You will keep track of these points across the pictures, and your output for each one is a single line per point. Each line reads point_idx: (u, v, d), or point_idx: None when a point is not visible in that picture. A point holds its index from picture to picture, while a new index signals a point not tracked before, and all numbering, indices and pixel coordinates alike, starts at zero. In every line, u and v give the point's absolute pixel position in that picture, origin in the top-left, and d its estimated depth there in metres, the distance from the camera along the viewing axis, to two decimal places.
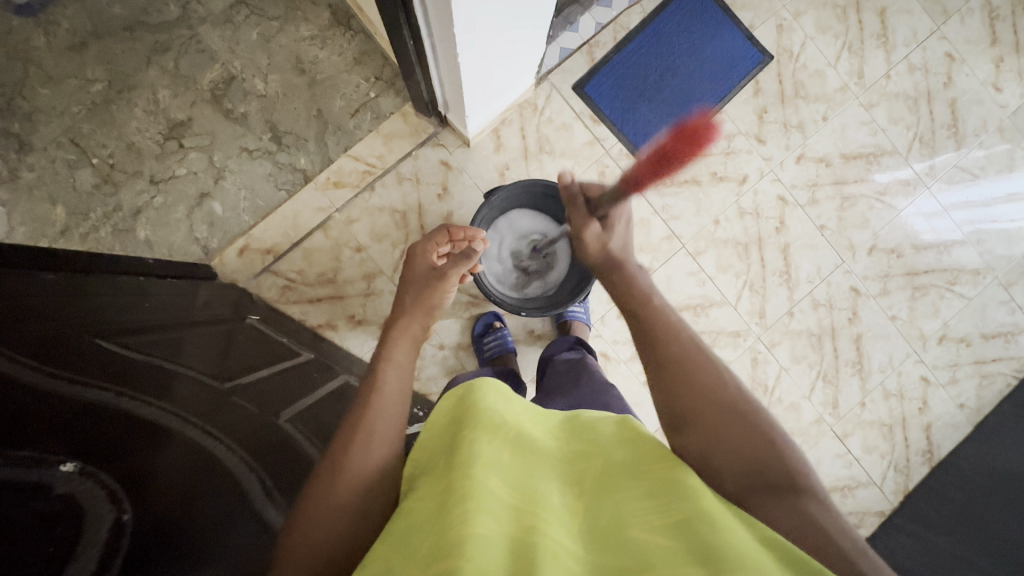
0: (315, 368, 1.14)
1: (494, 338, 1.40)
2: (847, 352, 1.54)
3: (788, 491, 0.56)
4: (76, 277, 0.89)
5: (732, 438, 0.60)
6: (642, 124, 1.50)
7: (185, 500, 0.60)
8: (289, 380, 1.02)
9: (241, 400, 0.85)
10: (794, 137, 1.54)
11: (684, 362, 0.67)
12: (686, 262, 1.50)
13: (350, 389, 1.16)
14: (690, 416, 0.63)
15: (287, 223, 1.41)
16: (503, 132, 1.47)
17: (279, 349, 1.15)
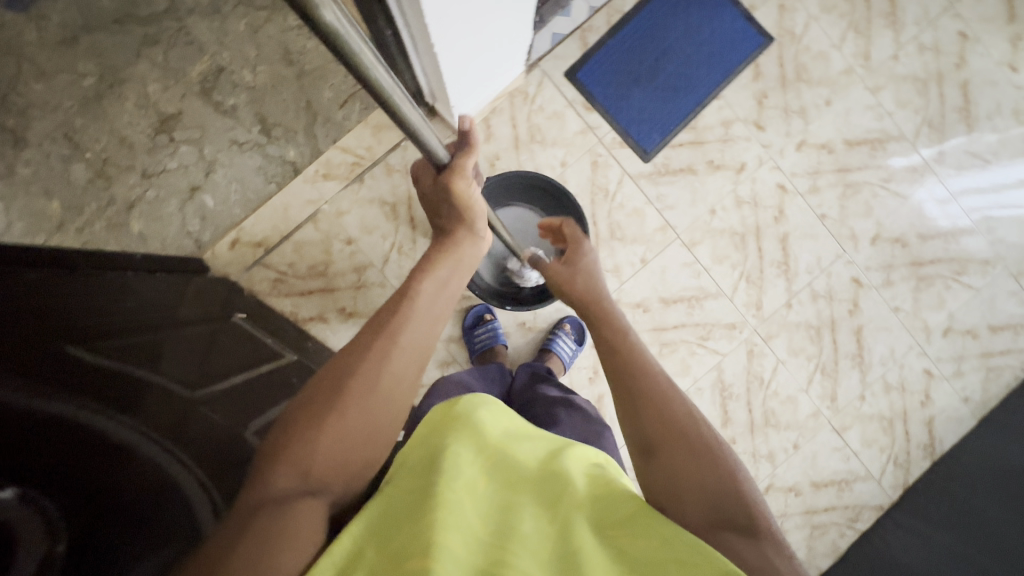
0: (295, 373, 1.19)
1: (485, 330, 1.40)
2: (847, 344, 1.50)
3: (747, 532, 0.56)
4: (60, 272, 0.91)
5: (694, 475, 0.60)
6: (636, 111, 1.46)
7: (128, 526, 0.65)
8: (261, 388, 1.06)
9: (208, 411, 0.89)
10: (795, 123, 1.49)
11: (642, 385, 0.70)
12: (680, 253, 1.47)
13: None
14: (654, 447, 0.64)
15: (277, 216, 1.41)
16: (493, 122, 1.45)
17: (263, 349, 1.18)
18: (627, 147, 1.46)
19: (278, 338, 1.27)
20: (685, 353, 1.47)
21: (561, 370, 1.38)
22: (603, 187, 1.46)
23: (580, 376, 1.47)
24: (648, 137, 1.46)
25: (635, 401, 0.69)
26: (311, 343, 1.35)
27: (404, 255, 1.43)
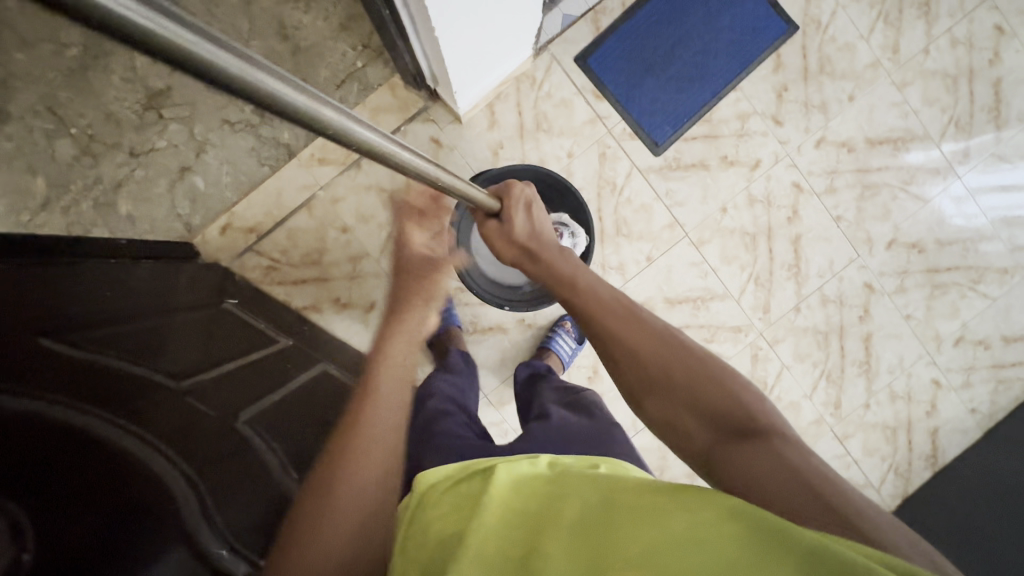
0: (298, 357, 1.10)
1: (441, 315, 1.34)
2: (854, 351, 1.46)
3: (756, 437, 0.62)
4: (22, 267, 0.82)
5: (686, 394, 0.67)
6: (648, 101, 1.39)
7: (119, 518, 0.54)
8: (260, 375, 0.95)
9: (194, 400, 0.76)
10: (815, 118, 1.42)
11: (660, 363, 0.70)
12: (688, 252, 1.41)
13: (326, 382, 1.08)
14: (682, 417, 0.67)
15: (270, 201, 1.36)
16: (498, 108, 1.38)
17: (257, 337, 1.10)
18: (638, 139, 1.39)
19: (272, 325, 1.19)
20: None
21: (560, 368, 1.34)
22: (610, 180, 1.39)
23: (579, 374, 1.44)
24: (660, 129, 1.39)
25: (653, 378, 0.70)
26: (308, 327, 1.29)
27: None
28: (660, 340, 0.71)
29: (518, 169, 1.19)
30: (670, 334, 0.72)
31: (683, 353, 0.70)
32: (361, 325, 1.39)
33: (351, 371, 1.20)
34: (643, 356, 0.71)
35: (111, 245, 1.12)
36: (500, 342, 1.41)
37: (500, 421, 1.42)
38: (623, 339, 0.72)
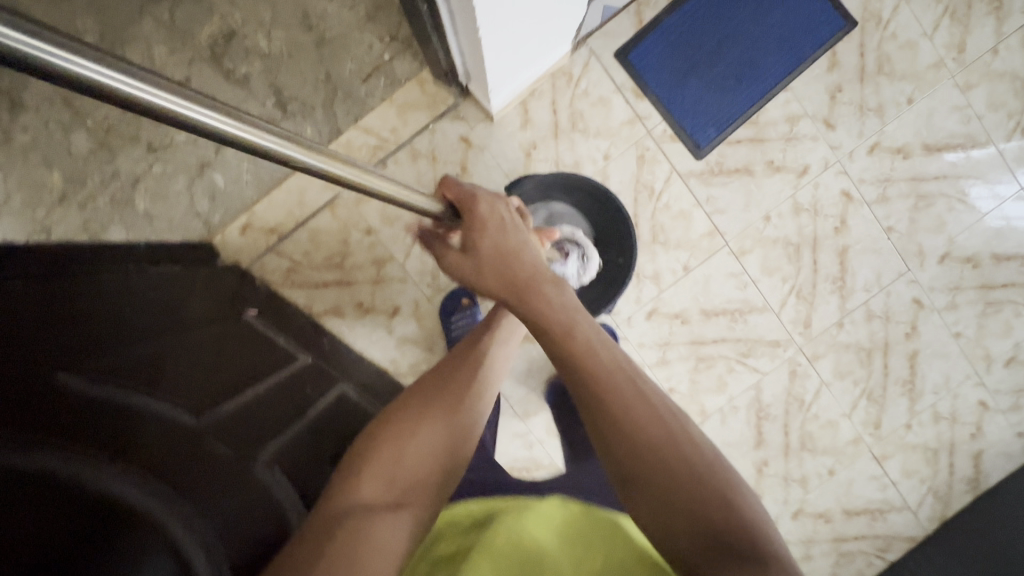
0: (319, 378, 1.08)
1: (462, 317, 1.30)
2: (898, 370, 1.39)
3: (742, 549, 0.59)
4: (35, 288, 0.76)
5: (671, 484, 0.65)
6: (692, 101, 1.30)
7: None
8: (283, 400, 0.90)
9: (215, 440, 0.71)
10: (869, 122, 1.33)
11: (642, 443, 0.68)
12: (727, 262, 1.34)
13: (347, 404, 1.04)
14: (663, 515, 0.64)
15: (291, 200, 1.30)
16: (531, 106, 1.30)
17: (279, 352, 1.07)
18: (679, 142, 1.31)
19: (291, 338, 1.16)
20: (722, 370, 1.37)
21: None
22: (648, 185, 1.32)
23: None
24: (702, 131, 1.31)
25: (627, 458, 0.69)
26: (327, 342, 1.26)
27: (428, 249, 1.32)
28: (652, 421, 0.69)
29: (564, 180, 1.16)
30: (658, 415, 0.70)
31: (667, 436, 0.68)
32: (384, 331, 1.34)
33: (368, 393, 1.18)
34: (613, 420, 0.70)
35: (126, 252, 1.09)
36: (528, 352, 1.36)
37: (526, 433, 1.37)
38: (604, 413, 0.71)
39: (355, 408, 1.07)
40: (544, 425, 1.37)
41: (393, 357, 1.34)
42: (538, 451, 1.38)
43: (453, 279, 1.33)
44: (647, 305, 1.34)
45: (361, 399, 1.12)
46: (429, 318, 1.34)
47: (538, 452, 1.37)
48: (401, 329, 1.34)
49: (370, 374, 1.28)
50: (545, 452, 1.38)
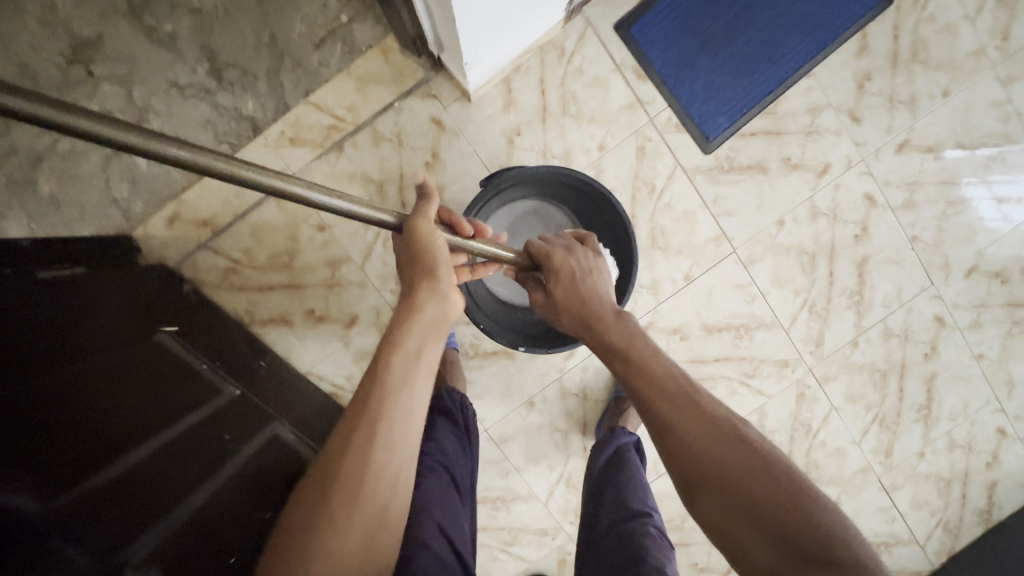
0: (243, 419, 0.91)
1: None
2: (914, 393, 1.26)
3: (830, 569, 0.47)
4: None
5: (737, 488, 0.54)
6: (701, 85, 1.13)
7: None
8: (192, 458, 0.73)
9: (87, 530, 0.53)
10: (899, 117, 1.17)
11: (707, 460, 0.57)
12: (734, 272, 1.18)
13: (275, 453, 0.90)
14: (739, 531, 0.53)
15: (229, 187, 1.10)
16: (516, 85, 1.11)
17: (198, 385, 0.89)
18: (685, 132, 1.14)
19: (216, 363, 0.98)
20: (723, 392, 1.22)
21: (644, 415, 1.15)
22: (648, 181, 1.15)
23: (596, 411, 1.21)
24: (712, 120, 1.13)
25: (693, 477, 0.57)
26: (264, 366, 1.08)
27: (391, 249, 1.13)
28: (711, 431, 0.58)
29: (565, 172, 0.94)
30: (720, 423, 0.59)
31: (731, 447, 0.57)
32: (339, 343, 1.15)
33: (307, 432, 1.01)
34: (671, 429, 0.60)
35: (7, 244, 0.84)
36: (506, 370, 1.19)
37: (502, 460, 1.21)
38: (660, 421, 0.61)
39: (284, 457, 0.91)
40: (522, 451, 1.21)
41: (350, 373, 1.16)
42: (515, 481, 1.22)
43: None
44: (643, 319, 1.18)
45: (293, 443, 0.96)
46: None
47: (514, 481, 1.22)
48: (359, 342, 1.15)
49: (315, 404, 1.10)
50: (523, 481, 1.22)
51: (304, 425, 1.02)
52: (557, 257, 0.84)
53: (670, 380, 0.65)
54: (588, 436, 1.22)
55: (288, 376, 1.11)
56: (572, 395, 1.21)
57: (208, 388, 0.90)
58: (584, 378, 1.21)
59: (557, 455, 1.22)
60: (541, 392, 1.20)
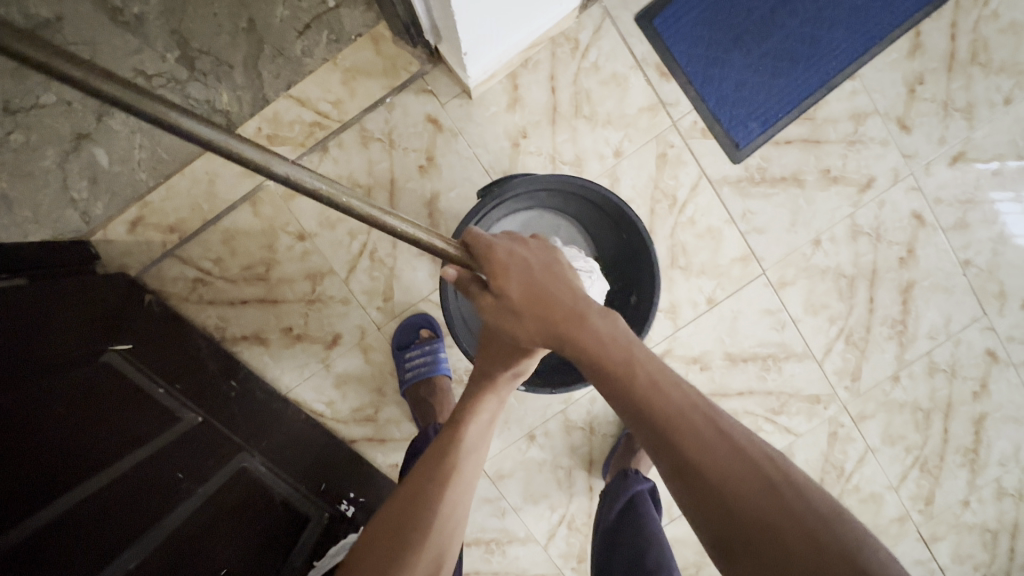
0: (204, 451, 0.78)
1: (420, 354, 0.98)
2: (960, 435, 1.13)
3: None
4: None
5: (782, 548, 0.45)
6: (732, 85, 1.00)
7: None
8: (127, 511, 0.61)
9: None
10: (955, 126, 1.04)
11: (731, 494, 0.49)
12: (763, 296, 1.05)
13: (242, 490, 0.79)
14: None
15: (198, 189, 0.98)
16: (523, 81, 0.99)
17: (148, 413, 0.76)
18: (712, 138, 1.01)
19: (175, 386, 0.84)
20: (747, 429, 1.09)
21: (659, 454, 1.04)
22: (669, 193, 1.02)
23: (604, 446, 1.09)
24: (743, 125, 1.01)
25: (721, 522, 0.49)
26: (234, 387, 0.95)
27: (379, 262, 1.01)
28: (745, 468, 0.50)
29: (583, 184, 0.80)
30: (746, 458, 0.51)
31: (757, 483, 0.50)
32: (320, 365, 1.03)
33: (281, 465, 0.88)
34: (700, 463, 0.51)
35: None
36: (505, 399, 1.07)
37: (497, 498, 1.09)
38: (685, 463, 0.51)
39: (251, 496, 0.79)
40: (520, 490, 1.09)
41: (331, 399, 1.04)
42: (512, 522, 1.09)
43: (411, 303, 1.03)
44: (660, 346, 1.06)
45: (264, 477, 0.84)
46: (378, 352, 1.03)
47: (511, 522, 1.09)
48: (342, 364, 1.04)
49: (291, 430, 0.97)
50: (520, 522, 1.09)
51: (278, 455, 0.89)
52: (499, 252, 0.61)
53: (688, 410, 0.54)
54: (594, 474, 1.09)
55: (263, 399, 0.98)
56: (578, 429, 1.08)
57: (162, 417, 0.77)
58: (591, 410, 1.08)
59: (559, 494, 1.09)
60: (543, 424, 1.08)
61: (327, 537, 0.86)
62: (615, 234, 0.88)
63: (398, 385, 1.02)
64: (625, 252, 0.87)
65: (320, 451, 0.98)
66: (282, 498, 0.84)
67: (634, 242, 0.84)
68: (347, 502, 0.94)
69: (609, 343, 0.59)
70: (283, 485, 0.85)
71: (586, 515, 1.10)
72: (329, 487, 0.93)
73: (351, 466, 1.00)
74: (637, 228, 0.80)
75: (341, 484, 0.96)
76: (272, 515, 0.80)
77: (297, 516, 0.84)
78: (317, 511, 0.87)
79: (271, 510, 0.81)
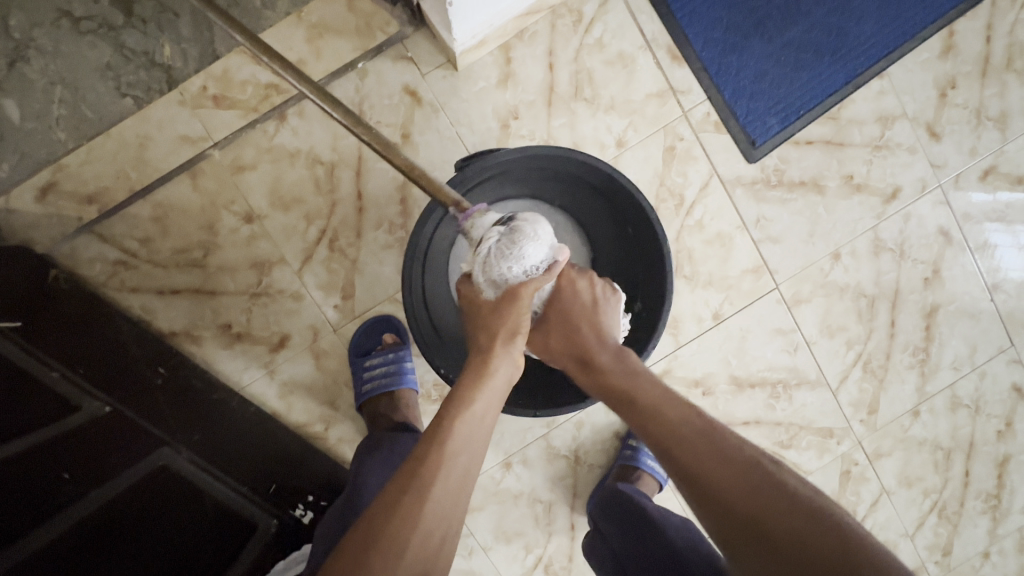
0: (107, 448, 0.61)
1: (382, 362, 0.83)
2: (982, 479, 1.01)
3: None
4: None
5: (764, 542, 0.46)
6: (751, 75, 0.89)
7: None
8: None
9: None
10: (987, 135, 0.94)
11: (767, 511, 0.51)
12: (775, 313, 0.94)
13: (154, 494, 0.62)
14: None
15: (127, 155, 0.83)
16: (517, 55, 0.87)
17: (33, 400, 0.58)
18: (726, 133, 0.90)
19: (76, 371, 0.67)
20: None
21: (654, 492, 0.90)
22: (676, 191, 0.90)
23: (589, 477, 0.95)
24: (761, 120, 0.90)
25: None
26: (162, 375, 0.79)
27: (339, 253, 0.86)
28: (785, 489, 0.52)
29: (589, 161, 0.67)
30: (722, 455, 0.52)
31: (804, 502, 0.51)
32: (261, 372, 0.86)
33: (218, 460, 0.74)
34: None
35: None
36: None
37: (464, 535, 0.93)
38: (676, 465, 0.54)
39: (172, 499, 0.64)
40: (491, 526, 0.93)
41: (272, 411, 0.86)
42: (480, 564, 0.94)
43: (374, 303, 0.87)
44: (658, 364, 0.93)
45: (192, 477, 0.69)
46: (333, 358, 0.87)
47: (478, 564, 0.94)
48: (288, 371, 0.87)
49: (234, 422, 0.81)
50: (489, 564, 0.94)
51: (218, 453, 0.75)
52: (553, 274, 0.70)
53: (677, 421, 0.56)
54: (577, 511, 0.94)
55: (199, 388, 0.82)
56: (561, 458, 0.94)
57: (54, 405, 0.60)
58: (578, 437, 0.94)
59: (536, 533, 0.94)
60: (521, 450, 0.93)
61: (270, 549, 0.76)
62: (619, 226, 0.75)
63: (355, 397, 0.86)
64: (629, 246, 0.76)
65: (266, 446, 0.82)
66: (214, 502, 0.70)
67: (639, 231, 0.72)
68: (303, 506, 0.82)
69: (614, 366, 0.64)
70: (217, 487, 0.71)
71: (566, 558, 0.95)
72: (281, 488, 0.80)
73: (310, 457, 0.85)
74: (650, 216, 0.68)
75: (298, 481, 0.82)
76: (192, 528, 0.64)
77: (235, 522, 0.72)
78: (264, 519, 0.76)
79: (198, 516, 0.66)
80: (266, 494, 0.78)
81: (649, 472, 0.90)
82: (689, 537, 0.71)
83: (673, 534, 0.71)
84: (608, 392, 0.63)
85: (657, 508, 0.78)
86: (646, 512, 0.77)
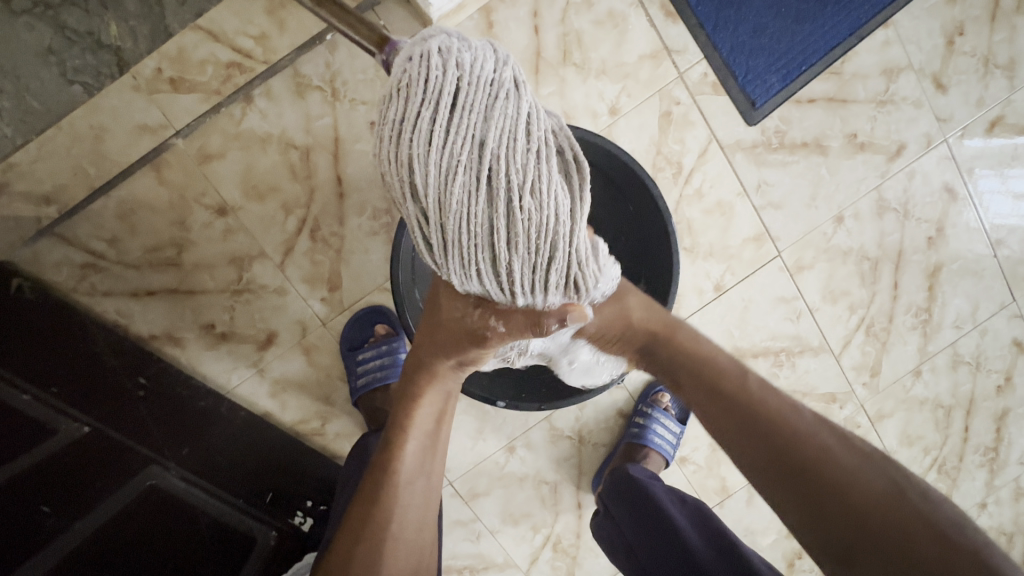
0: (86, 474, 0.58)
1: (375, 355, 0.81)
2: (981, 434, 1.01)
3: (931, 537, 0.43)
4: None
5: (836, 485, 0.47)
6: (749, 30, 0.84)
7: None
8: None
9: None
10: (995, 83, 0.90)
11: (826, 471, 0.48)
12: (777, 282, 0.91)
13: (145, 515, 0.61)
14: (865, 519, 0.45)
15: (82, 148, 0.77)
16: (499, 18, 0.80)
17: (8, 425, 0.53)
18: (724, 95, 0.85)
19: (49, 392, 0.61)
20: None
21: (661, 468, 0.90)
22: (673, 159, 0.86)
23: (595, 456, 0.94)
24: (761, 79, 0.85)
25: (827, 521, 0.47)
26: (143, 386, 0.75)
27: (322, 243, 0.81)
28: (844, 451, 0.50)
29: (586, 137, 0.66)
30: (807, 422, 0.52)
31: (863, 466, 0.48)
32: (251, 371, 0.83)
33: (210, 471, 0.72)
34: (764, 447, 0.52)
35: None
36: (479, 407, 0.90)
37: (471, 520, 0.93)
38: (748, 423, 0.53)
39: (163, 522, 0.62)
40: (498, 509, 0.93)
41: (266, 410, 0.84)
42: (488, 546, 0.93)
43: (363, 294, 0.83)
44: None
45: (182, 495, 0.67)
46: (324, 353, 0.84)
47: (486, 547, 0.93)
48: (278, 369, 0.83)
49: (225, 430, 0.78)
50: (498, 547, 0.94)
51: (209, 464, 0.73)
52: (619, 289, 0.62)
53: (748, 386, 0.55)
54: (583, 489, 0.94)
55: (185, 397, 0.78)
56: (565, 439, 0.93)
57: (29, 429, 0.55)
58: (580, 417, 0.93)
59: (543, 513, 0.94)
60: (524, 434, 0.92)
61: (274, 559, 0.74)
62: (613, 207, 0.73)
63: (349, 391, 0.84)
64: (622, 222, 0.73)
65: (264, 454, 0.79)
66: (209, 519, 0.68)
67: (638, 205, 0.70)
68: (302, 513, 0.80)
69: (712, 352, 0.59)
70: (212, 502, 0.69)
71: (574, 535, 0.95)
72: (277, 497, 0.78)
73: (305, 457, 0.83)
74: (651, 192, 0.66)
75: (294, 488, 0.80)
76: (186, 548, 0.63)
77: (234, 537, 0.69)
78: (262, 530, 0.73)
79: (190, 537, 0.64)
80: (262, 503, 0.75)
81: (656, 450, 0.89)
82: (714, 537, 0.67)
83: (690, 532, 0.69)
84: (684, 367, 0.59)
85: (669, 500, 0.75)
86: (661, 507, 0.73)
